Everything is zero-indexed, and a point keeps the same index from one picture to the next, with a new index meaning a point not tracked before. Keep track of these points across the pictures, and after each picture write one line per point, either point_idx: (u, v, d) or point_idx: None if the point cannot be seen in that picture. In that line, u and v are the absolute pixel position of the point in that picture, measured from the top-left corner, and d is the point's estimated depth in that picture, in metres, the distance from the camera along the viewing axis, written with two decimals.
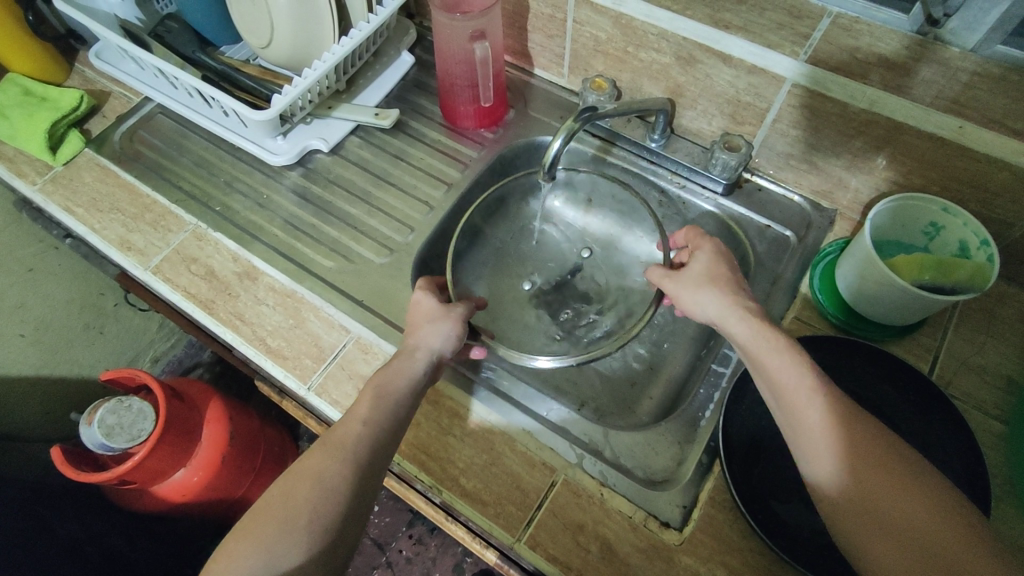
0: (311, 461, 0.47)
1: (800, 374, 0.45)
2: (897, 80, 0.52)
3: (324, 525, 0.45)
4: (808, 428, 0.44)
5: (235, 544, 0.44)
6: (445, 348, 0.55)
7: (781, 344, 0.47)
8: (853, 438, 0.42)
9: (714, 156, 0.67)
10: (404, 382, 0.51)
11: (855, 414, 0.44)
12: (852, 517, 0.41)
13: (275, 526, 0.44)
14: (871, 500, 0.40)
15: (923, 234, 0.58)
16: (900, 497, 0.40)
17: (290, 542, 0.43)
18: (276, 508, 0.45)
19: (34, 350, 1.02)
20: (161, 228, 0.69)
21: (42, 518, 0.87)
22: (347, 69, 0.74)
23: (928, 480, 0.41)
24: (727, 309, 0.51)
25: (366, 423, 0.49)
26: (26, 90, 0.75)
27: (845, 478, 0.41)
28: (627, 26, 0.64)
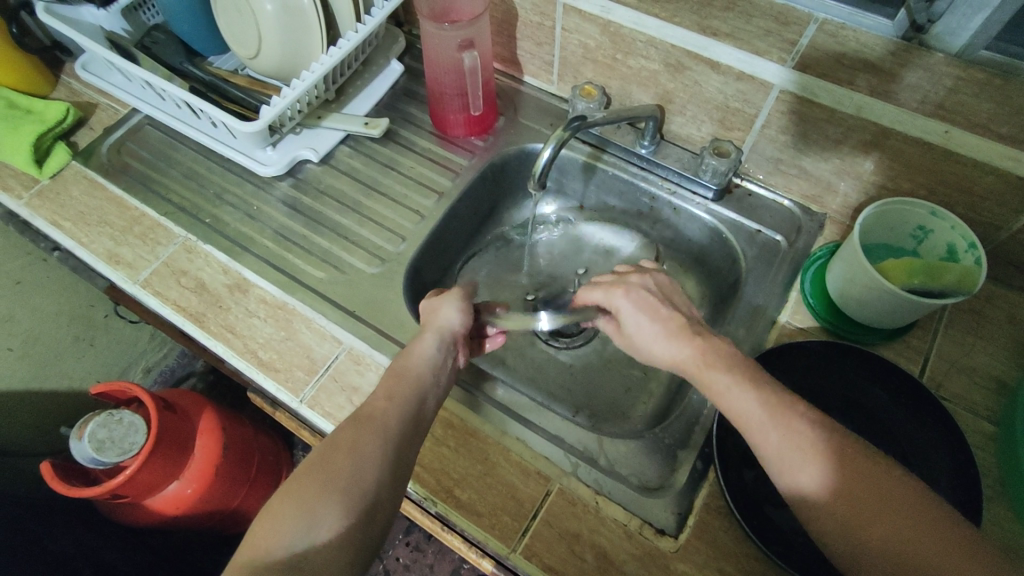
0: (345, 431, 0.46)
1: (770, 423, 0.43)
2: (884, 85, 0.53)
3: (360, 488, 0.43)
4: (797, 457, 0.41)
5: (275, 509, 0.42)
6: (459, 326, 0.57)
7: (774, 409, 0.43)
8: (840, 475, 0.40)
9: (703, 162, 0.67)
10: (420, 362, 0.53)
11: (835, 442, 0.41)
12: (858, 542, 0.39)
13: (316, 488, 0.42)
14: (865, 522, 0.39)
15: (912, 237, 0.58)
16: (896, 533, 0.38)
17: (330, 506, 0.42)
18: (316, 472, 0.43)
19: (23, 363, 1.01)
20: (149, 241, 0.68)
21: (32, 535, 0.86)
22: (336, 78, 0.74)
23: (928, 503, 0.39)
24: (686, 359, 0.49)
25: (390, 399, 0.49)
26: (10, 102, 0.74)
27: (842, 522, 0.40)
28: (616, 34, 0.64)
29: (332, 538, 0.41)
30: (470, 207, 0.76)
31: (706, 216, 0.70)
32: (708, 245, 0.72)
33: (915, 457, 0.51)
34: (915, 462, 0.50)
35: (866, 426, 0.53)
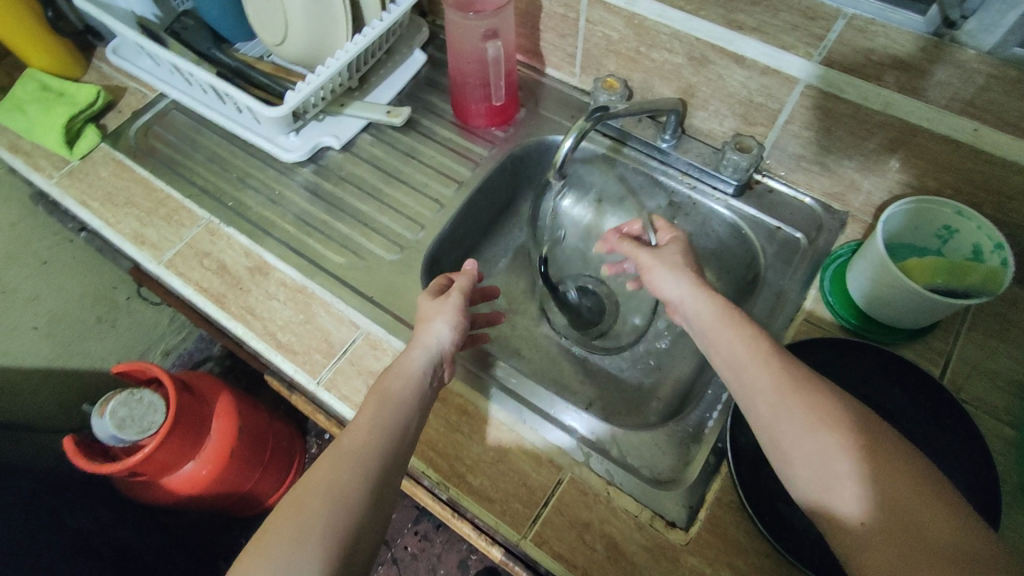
0: (319, 472, 0.46)
1: (772, 379, 0.45)
2: (913, 82, 0.52)
3: (335, 534, 0.43)
4: (796, 415, 0.43)
5: (249, 563, 0.42)
6: (447, 344, 0.55)
7: (773, 364, 0.46)
8: (835, 437, 0.41)
9: (725, 157, 0.66)
10: (403, 384, 0.52)
11: (834, 406, 0.43)
12: (855, 500, 0.40)
13: (288, 539, 0.43)
14: (860, 477, 0.40)
15: (937, 237, 0.58)
16: (891, 497, 0.39)
17: (304, 557, 0.42)
18: (288, 521, 0.44)
19: (48, 342, 1.04)
20: (174, 223, 0.69)
21: (55, 510, 0.87)
22: (360, 66, 0.74)
23: (919, 475, 0.39)
24: (692, 290, 0.53)
25: (372, 428, 0.49)
26: (43, 86, 0.76)
27: (830, 483, 0.41)
28: (640, 26, 0.64)
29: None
30: (489, 198, 0.76)
31: (726, 213, 0.70)
32: (728, 242, 0.72)
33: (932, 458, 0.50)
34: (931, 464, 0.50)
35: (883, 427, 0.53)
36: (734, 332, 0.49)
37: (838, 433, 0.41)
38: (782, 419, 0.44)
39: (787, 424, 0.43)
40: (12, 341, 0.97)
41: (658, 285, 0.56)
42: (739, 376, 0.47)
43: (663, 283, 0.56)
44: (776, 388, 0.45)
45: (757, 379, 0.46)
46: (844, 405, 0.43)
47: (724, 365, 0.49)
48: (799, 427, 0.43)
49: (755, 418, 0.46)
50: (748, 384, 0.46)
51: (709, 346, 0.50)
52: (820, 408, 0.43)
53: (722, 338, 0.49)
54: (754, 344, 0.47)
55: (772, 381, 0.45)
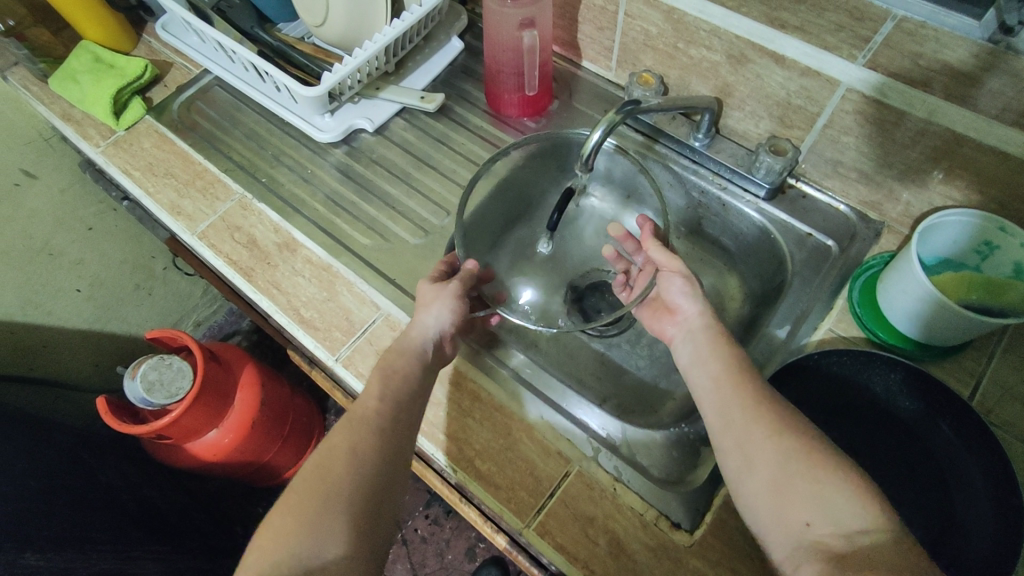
0: (340, 436, 0.49)
1: (740, 391, 0.47)
2: (962, 89, 0.50)
3: (359, 496, 0.46)
4: (757, 424, 0.45)
5: (279, 522, 0.45)
6: (446, 325, 0.56)
7: (743, 386, 0.48)
8: (791, 444, 0.43)
9: (758, 159, 0.65)
10: (408, 360, 0.54)
11: (794, 420, 0.45)
12: (802, 507, 0.41)
13: (318, 500, 0.45)
14: (808, 483, 0.41)
15: (975, 253, 0.55)
16: (835, 507, 0.40)
17: (333, 517, 0.44)
18: (316, 482, 0.46)
19: (88, 304, 1.09)
20: (209, 196, 0.72)
21: (88, 465, 0.90)
22: (397, 51, 0.75)
23: (869, 488, 0.40)
24: (692, 311, 0.55)
25: (383, 398, 0.51)
26: (96, 57, 0.78)
27: (782, 491, 0.42)
28: (679, 22, 0.63)
29: (340, 552, 0.43)
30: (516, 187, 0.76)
31: (757, 216, 0.68)
32: (757, 245, 0.70)
33: (950, 478, 0.49)
34: (946, 487, 0.49)
35: (900, 443, 0.52)
36: (723, 348, 0.51)
37: (794, 441, 0.43)
38: (745, 425, 0.45)
39: (748, 431, 0.45)
40: (55, 301, 1.02)
41: (666, 290, 0.58)
42: (714, 384, 0.49)
43: (670, 289, 0.57)
44: (746, 400, 0.47)
45: (726, 391, 0.48)
46: (805, 421, 0.45)
47: (702, 379, 0.50)
48: (762, 433, 0.44)
49: (720, 421, 0.47)
50: (720, 395, 0.48)
51: (692, 362, 0.52)
52: (783, 420, 0.45)
53: (706, 354, 0.51)
54: (736, 363, 0.50)
55: (744, 393, 0.47)
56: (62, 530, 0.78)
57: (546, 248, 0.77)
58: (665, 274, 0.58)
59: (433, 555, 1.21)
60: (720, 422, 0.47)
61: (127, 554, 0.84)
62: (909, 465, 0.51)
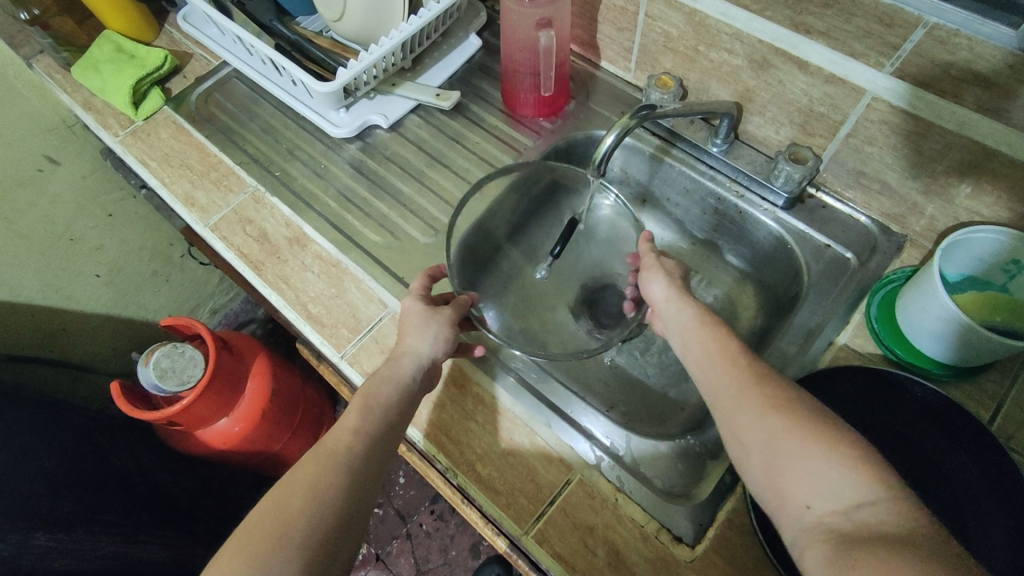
0: (304, 471, 0.48)
1: (725, 374, 0.45)
2: (995, 101, 0.48)
3: (310, 539, 0.44)
4: (743, 406, 0.43)
5: (227, 561, 0.43)
6: (436, 353, 0.56)
7: (731, 368, 0.46)
8: (779, 421, 0.41)
9: (777, 167, 0.64)
10: (391, 390, 0.53)
11: (784, 394, 0.42)
12: (798, 485, 0.39)
13: (271, 542, 0.44)
14: (797, 460, 0.39)
15: (1003, 272, 0.53)
16: (828, 482, 0.37)
17: (284, 561, 0.43)
18: (270, 522, 0.45)
19: (106, 290, 1.10)
20: (223, 188, 0.72)
21: (101, 447, 0.91)
22: (414, 47, 0.75)
23: (865, 455, 0.38)
24: (676, 298, 0.54)
25: (357, 432, 0.50)
26: (118, 47, 0.79)
27: (777, 470, 0.40)
28: (701, 24, 0.62)
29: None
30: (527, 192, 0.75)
31: (774, 225, 0.67)
32: (773, 255, 0.69)
33: (963, 506, 0.47)
34: (965, 512, 0.47)
35: (911, 464, 0.50)
36: (707, 331, 0.49)
37: (782, 417, 0.41)
38: (733, 406, 0.44)
39: (737, 415, 0.43)
40: (74, 287, 1.04)
41: (645, 284, 0.58)
42: (702, 369, 0.47)
43: (648, 283, 0.57)
44: (733, 379, 0.45)
45: (714, 373, 0.46)
46: (796, 393, 0.42)
47: (694, 360, 0.49)
48: (749, 415, 0.42)
49: (711, 406, 0.46)
50: (709, 379, 0.47)
51: (683, 345, 0.51)
52: (770, 398, 0.42)
53: (694, 339, 0.49)
54: (723, 345, 0.47)
55: (730, 374, 0.45)
56: (74, 509, 0.79)
57: (544, 274, 0.74)
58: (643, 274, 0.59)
59: (436, 550, 1.21)
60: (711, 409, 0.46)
61: (135, 537, 0.86)
62: (924, 486, 0.49)
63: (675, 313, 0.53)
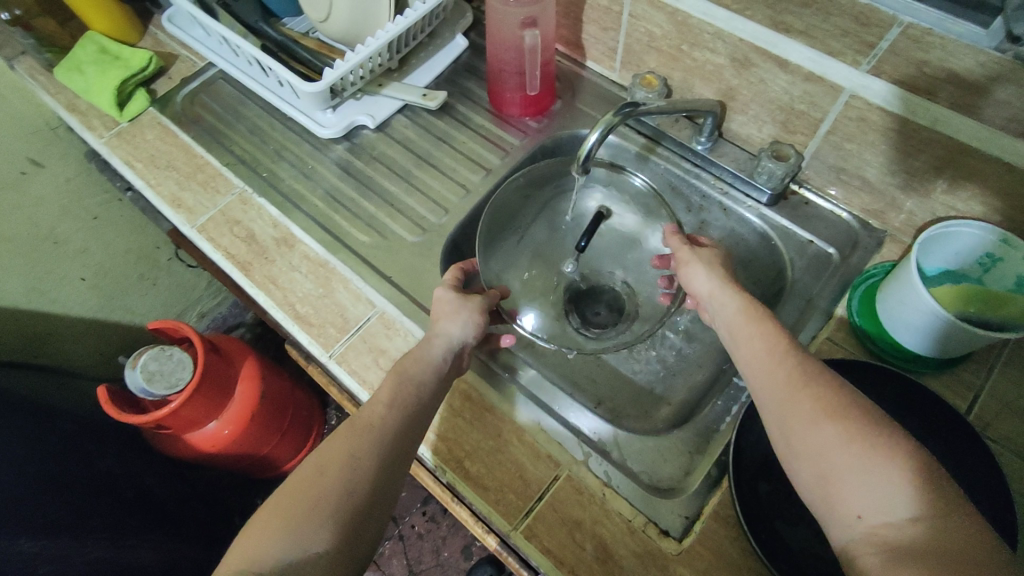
0: (337, 443, 0.49)
1: (781, 374, 0.46)
2: (967, 98, 0.49)
3: (346, 506, 0.46)
4: (799, 409, 0.43)
5: (263, 523, 0.45)
6: (467, 338, 0.57)
7: (785, 364, 0.46)
8: (834, 427, 0.41)
9: (760, 164, 0.65)
10: (424, 366, 0.54)
11: (842, 398, 0.43)
12: (851, 494, 0.39)
13: (306, 506, 0.45)
14: (851, 469, 0.40)
15: (978, 265, 0.54)
16: (882, 494, 0.38)
17: (318, 523, 0.44)
18: (306, 488, 0.46)
19: (92, 293, 1.09)
20: (210, 189, 0.72)
21: (84, 450, 0.91)
22: (400, 48, 0.75)
23: (921, 468, 0.38)
24: (726, 297, 0.54)
25: (389, 405, 0.51)
26: (102, 48, 0.79)
27: (831, 477, 0.40)
28: (683, 23, 0.62)
29: (320, 554, 0.43)
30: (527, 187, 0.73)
31: (757, 222, 0.69)
32: (756, 252, 0.70)
33: None
34: None
35: None
36: (759, 328, 0.50)
37: (839, 424, 0.41)
38: (787, 409, 0.44)
39: (792, 416, 0.43)
40: (60, 290, 1.03)
41: (689, 278, 0.59)
42: (756, 367, 0.48)
43: (694, 277, 0.58)
44: (789, 380, 0.45)
45: (773, 372, 0.46)
46: (852, 398, 0.42)
47: (749, 359, 0.49)
48: (804, 418, 0.43)
49: (766, 406, 0.46)
50: (762, 378, 0.47)
51: (736, 344, 0.51)
52: (827, 402, 0.42)
53: (749, 335, 0.50)
54: (776, 344, 0.48)
55: (784, 374, 0.45)
56: (59, 514, 0.79)
57: (572, 269, 0.75)
58: (682, 268, 0.60)
59: (429, 551, 1.21)
60: (766, 408, 0.46)
61: (122, 541, 0.85)
62: None
63: (728, 310, 0.53)
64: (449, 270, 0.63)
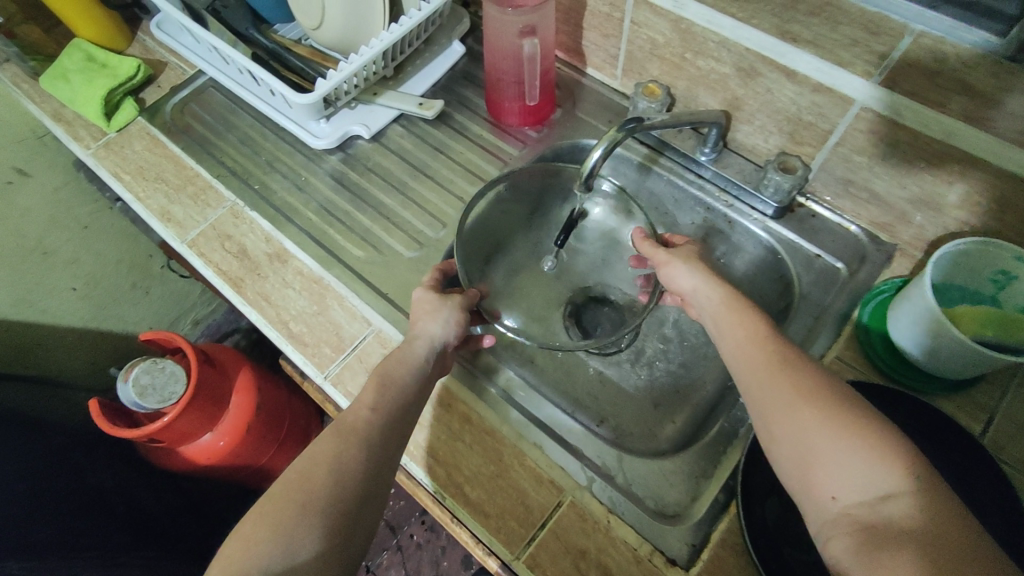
0: (324, 444, 0.47)
1: (757, 359, 0.45)
2: (981, 111, 0.47)
3: (337, 511, 0.44)
4: (773, 393, 0.43)
5: (250, 529, 0.42)
6: (448, 337, 0.56)
7: (764, 350, 0.45)
8: (809, 411, 0.41)
9: (766, 176, 0.63)
10: (407, 370, 0.52)
11: (816, 381, 0.42)
12: (824, 475, 0.39)
13: (294, 510, 0.43)
14: (825, 451, 0.39)
15: (992, 282, 0.53)
16: (856, 474, 0.38)
17: (307, 528, 0.42)
18: (293, 490, 0.44)
19: (82, 303, 1.07)
20: (200, 202, 0.70)
21: (77, 466, 0.89)
22: (396, 55, 0.73)
23: (896, 447, 0.38)
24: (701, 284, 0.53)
25: (375, 409, 0.50)
26: (89, 56, 0.76)
27: (807, 461, 0.40)
28: (687, 31, 0.61)
29: (308, 560, 0.41)
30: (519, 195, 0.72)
31: (763, 235, 0.67)
32: (761, 265, 0.68)
33: None
34: None
35: None
36: (736, 315, 0.49)
37: (813, 407, 0.41)
38: (764, 392, 0.43)
39: (767, 400, 0.43)
40: (50, 301, 1.01)
41: (671, 277, 0.55)
42: (735, 354, 0.47)
43: (677, 275, 0.55)
44: (765, 364, 0.44)
45: (751, 358, 0.45)
46: (825, 381, 0.42)
47: (728, 345, 0.48)
48: (779, 402, 0.42)
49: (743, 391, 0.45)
50: (739, 364, 0.46)
51: (716, 332, 0.49)
52: (802, 386, 0.42)
53: (727, 320, 0.49)
54: (754, 330, 0.47)
55: (761, 360, 0.45)
56: (42, 536, 0.76)
57: (551, 265, 0.74)
58: (663, 269, 0.56)
59: (428, 561, 1.20)
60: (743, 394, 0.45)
61: (115, 559, 0.82)
62: None
63: (703, 293, 0.52)
64: (429, 272, 0.62)
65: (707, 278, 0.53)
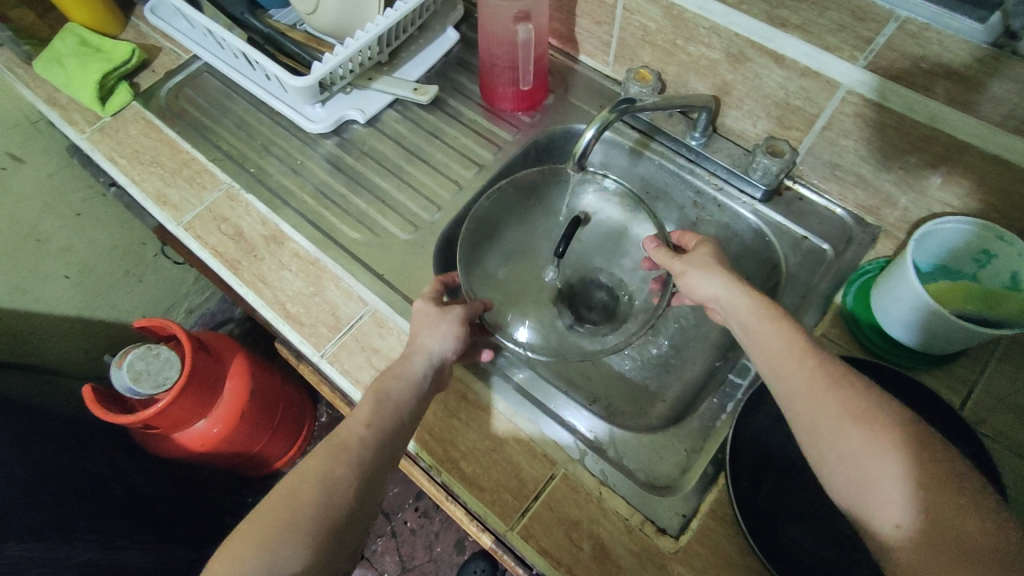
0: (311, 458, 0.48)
1: (804, 377, 0.44)
2: (963, 94, 0.49)
3: (328, 516, 0.46)
4: (827, 414, 0.42)
5: (238, 544, 0.44)
6: (447, 353, 0.54)
7: (807, 363, 0.44)
8: (865, 433, 0.40)
9: (755, 160, 0.65)
10: (403, 384, 0.51)
11: (869, 400, 0.42)
12: (886, 500, 0.38)
13: (278, 526, 0.44)
14: (886, 476, 0.39)
15: (973, 261, 0.54)
16: (920, 499, 0.38)
17: (291, 543, 0.44)
18: (279, 506, 0.46)
19: (76, 291, 1.07)
20: (196, 185, 0.70)
21: (74, 451, 0.89)
22: (390, 41, 0.73)
23: (949, 469, 0.39)
24: (731, 293, 0.51)
25: (369, 425, 0.49)
26: (83, 40, 0.76)
27: (867, 485, 0.39)
28: (678, 18, 0.62)
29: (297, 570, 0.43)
30: (518, 189, 0.71)
31: (751, 217, 0.68)
32: (750, 246, 0.70)
33: None
34: None
35: None
36: (773, 325, 0.48)
37: (868, 429, 0.40)
38: (814, 415, 0.42)
39: (820, 421, 0.42)
40: (43, 288, 1.00)
41: (693, 287, 0.55)
42: (776, 368, 0.46)
43: (698, 284, 0.54)
44: (812, 382, 0.43)
45: (795, 375, 0.44)
46: (875, 398, 0.42)
47: (764, 356, 0.47)
48: (833, 424, 0.41)
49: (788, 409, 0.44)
50: (783, 381, 0.45)
51: (749, 342, 0.48)
52: (855, 405, 0.41)
53: (764, 331, 0.48)
54: (795, 343, 0.46)
55: (806, 376, 0.44)
56: (48, 518, 0.77)
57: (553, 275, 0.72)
58: (681, 278, 0.57)
59: (421, 546, 1.21)
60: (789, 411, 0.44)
61: (113, 543, 0.84)
62: None
63: (735, 303, 0.51)
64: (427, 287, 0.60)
65: (734, 287, 0.51)
